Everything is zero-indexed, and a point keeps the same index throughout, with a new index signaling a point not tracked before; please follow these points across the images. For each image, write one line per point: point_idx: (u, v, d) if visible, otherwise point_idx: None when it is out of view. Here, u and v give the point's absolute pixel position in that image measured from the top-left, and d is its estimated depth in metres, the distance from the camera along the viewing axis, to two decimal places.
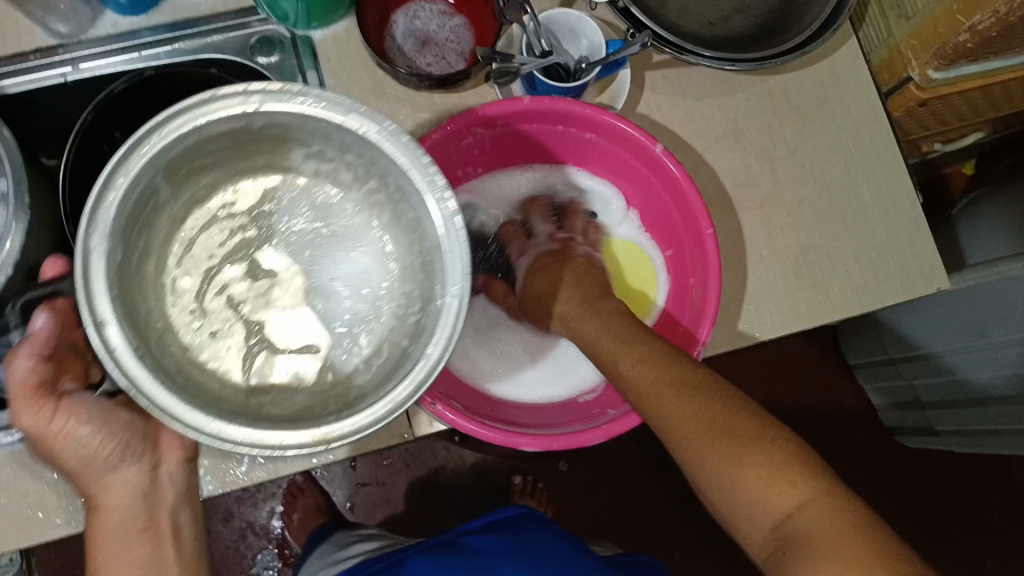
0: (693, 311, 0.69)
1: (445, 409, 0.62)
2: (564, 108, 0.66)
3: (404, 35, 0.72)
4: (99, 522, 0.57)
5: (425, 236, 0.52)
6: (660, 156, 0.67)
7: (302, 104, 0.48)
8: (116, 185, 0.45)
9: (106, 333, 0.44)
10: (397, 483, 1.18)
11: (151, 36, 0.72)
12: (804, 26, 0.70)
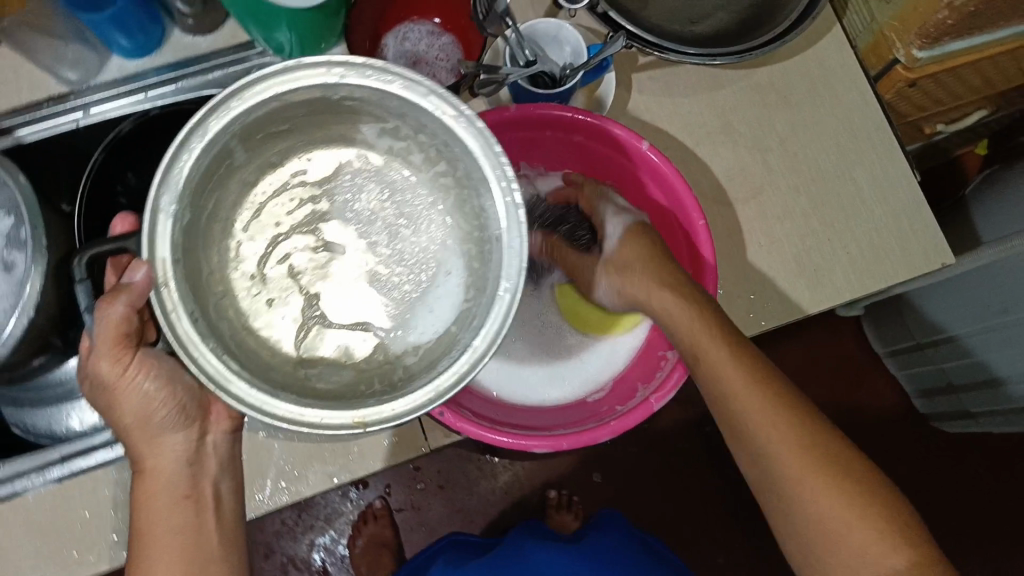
0: (690, 299, 0.70)
1: (456, 418, 0.63)
2: (549, 113, 0.67)
3: (396, 56, 0.74)
4: (146, 484, 0.59)
5: (485, 224, 0.55)
6: (647, 152, 0.69)
7: (378, 79, 0.50)
8: (191, 148, 0.48)
9: (163, 295, 0.47)
10: (432, 505, 1.22)
11: (156, 77, 0.76)
12: (783, 19, 0.71)
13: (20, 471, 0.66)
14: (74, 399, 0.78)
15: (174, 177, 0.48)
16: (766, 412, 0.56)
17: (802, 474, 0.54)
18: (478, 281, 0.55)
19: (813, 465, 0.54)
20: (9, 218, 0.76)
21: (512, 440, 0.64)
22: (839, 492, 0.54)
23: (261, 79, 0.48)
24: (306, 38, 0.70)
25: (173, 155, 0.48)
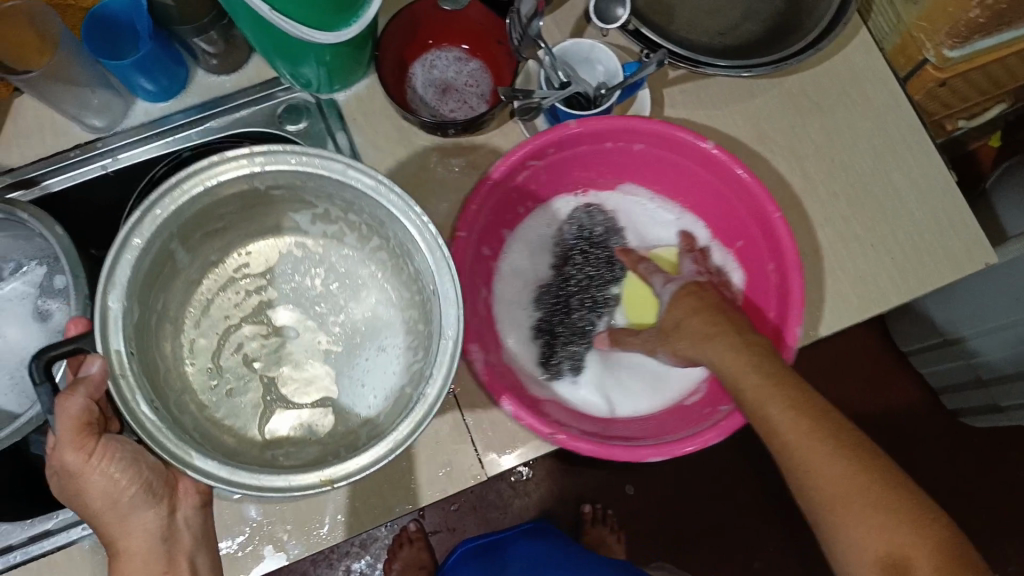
0: (777, 300, 0.68)
1: (566, 437, 0.62)
2: (609, 126, 0.67)
3: (424, 85, 0.74)
4: (123, 566, 0.56)
5: (422, 285, 0.60)
6: (713, 153, 0.68)
7: (295, 162, 0.55)
8: (133, 245, 0.53)
9: (120, 383, 0.50)
10: (468, 527, 1.18)
11: (181, 119, 0.74)
12: (812, 27, 0.71)
13: (76, 521, 0.69)
14: None
15: (122, 269, 0.52)
16: (804, 445, 0.54)
17: (843, 506, 0.53)
18: (423, 337, 0.60)
19: (846, 499, 0.53)
20: (42, 266, 0.78)
21: (615, 452, 0.62)
22: (879, 524, 0.52)
23: (186, 182, 0.53)
24: (335, 70, 0.69)
25: (115, 256, 0.52)
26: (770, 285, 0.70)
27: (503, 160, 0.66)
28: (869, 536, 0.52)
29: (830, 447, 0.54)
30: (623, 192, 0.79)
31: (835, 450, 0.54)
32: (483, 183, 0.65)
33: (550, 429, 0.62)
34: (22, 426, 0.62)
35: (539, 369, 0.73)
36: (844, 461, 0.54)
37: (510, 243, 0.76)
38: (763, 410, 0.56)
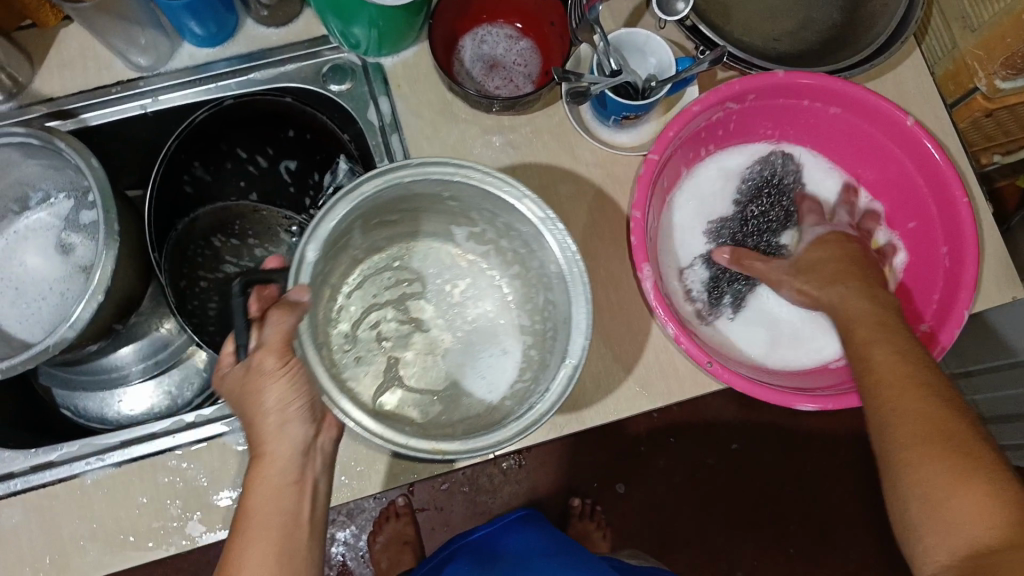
0: (945, 278, 0.65)
1: (723, 368, 0.60)
2: (797, 82, 0.64)
3: (472, 59, 0.73)
4: (260, 468, 0.53)
5: (551, 311, 0.60)
6: (913, 129, 0.64)
7: (486, 180, 0.55)
8: (337, 212, 0.53)
9: (299, 340, 0.54)
10: (456, 508, 1.13)
11: (226, 67, 0.73)
12: (868, 43, 0.70)
13: (79, 455, 0.68)
14: (119, 385, 0.80)
15: (319, 234, 0.53)
16: (897, 382, 0.54)
17: (917, 443, 0.52)
18: (540, 356, 0.61)
19: (922, 435, 0.52)
20: (70, 200, 0.77)
21: (766, 394, 0.60)
22: (950, 465, 0.51)
23: (369, 185, 0.54)
24: (386, 34, 0.68)
25: (326, 209, 0.53)
26: (936, 262, 0.66)
27: (686, 108, 0.63)
28: (933, 474, 0.51)
29: (925, 391, 0.54)
30: (806, 150, 0.72)
31: (930, 395, 0.53)
32: (687, 112, 0.63)
33: (710, 357, 0.60)
34: (38, 354, 0.61)
35: (693, 297, 0.69)
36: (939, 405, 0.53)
37: (682, 184, 0.70)
38: (868, 346, 0.57)
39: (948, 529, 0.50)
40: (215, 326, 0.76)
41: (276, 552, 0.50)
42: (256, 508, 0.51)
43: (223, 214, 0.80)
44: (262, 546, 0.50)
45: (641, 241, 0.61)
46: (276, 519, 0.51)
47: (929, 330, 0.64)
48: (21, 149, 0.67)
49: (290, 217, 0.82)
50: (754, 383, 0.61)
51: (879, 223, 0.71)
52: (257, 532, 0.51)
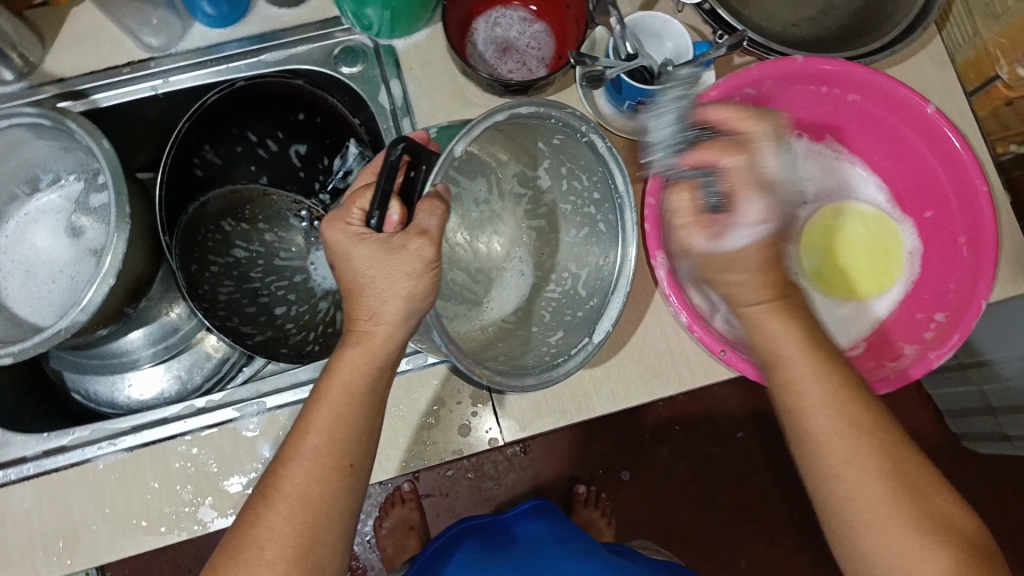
0: (967, 272, 0.63)
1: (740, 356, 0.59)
2: (817, 68, 0.64)
3: (485, 42, 0.72)
4: (340, 368, 0.51)
5: (598, 269, 0.62)
6: (933, 117, 0.63)
7: (593, 130, 0.56)
8: (496, 118, 0.52)
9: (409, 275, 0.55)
10: (461, 492, 1.13)
11: (236, 48, 0.73)
12: (890, 27, 0.69)
13: (92, 440, 0.69)
14: (127, 369, 0.80)
15: (471, 135, 0.51)
16: (840, 421, 0.52)
17: (864, 480, 0.51)
18: (588, 310, 0.62)
19: (873, 477, 0.51)
20: (81, 182, 0.77)
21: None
22: (893, 505, 0.51)
23: (522, 109, 0.53)
24: (399, 16, 0.67)
25: (491, 112, 0.52)
26: (959, 257, 0.65)
27: (715, 87, 0.62)
28: (878, 511, 0.51)
29: (867, 426, 0.52)
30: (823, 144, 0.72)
31: (876, 425, 0.53)
32: (703, 97, 0.62)
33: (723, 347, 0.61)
34: (50, 338, 0.62)
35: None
36: (882, 439, 0.52)
37: None
38: (800, 382, 0.54)
39: (898, 564, 0.50)
40: (226, 310, 0.73)
41: (341, 438, 0.50)
42: (332, 389, 0.51)
43: (231, 198, 0.80)
44: (329, 428, 0.50)
45: (654, 228, 0.62)
46: (347, 408, 0.51)
47: (946, 319, 0.63)
48: (32, 129, 0.67)
49: (300, 201, 0.82)
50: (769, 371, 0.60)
51: (891, 212, 0.71)
52: (328, 413, 0.50)
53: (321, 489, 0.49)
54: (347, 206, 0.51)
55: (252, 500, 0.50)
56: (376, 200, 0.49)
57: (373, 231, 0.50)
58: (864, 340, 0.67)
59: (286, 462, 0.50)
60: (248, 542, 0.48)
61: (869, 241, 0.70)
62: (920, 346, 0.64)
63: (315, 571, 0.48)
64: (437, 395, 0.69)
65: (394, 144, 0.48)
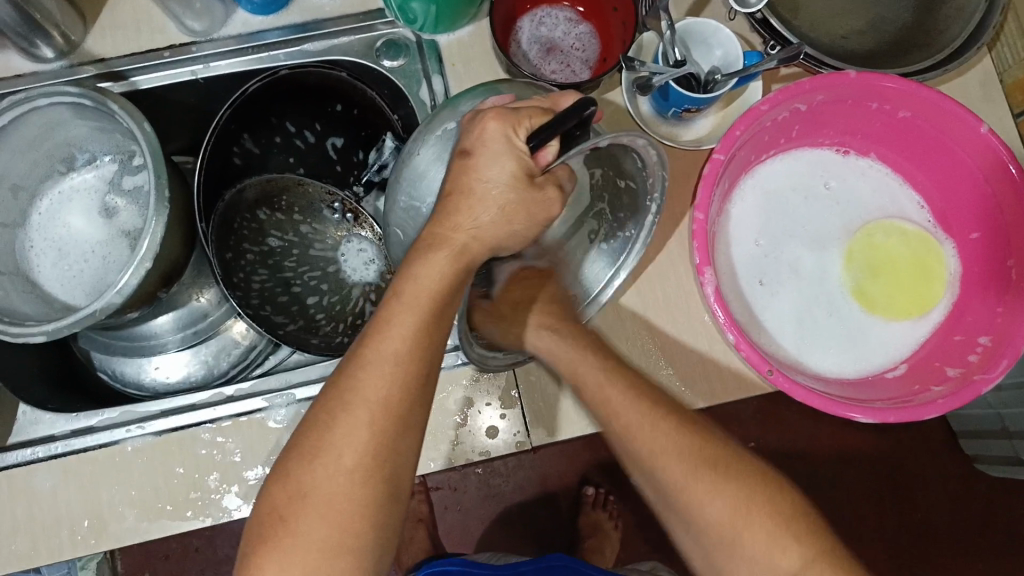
0: (1015, 295, 0.62)
1: (783, 377, 0.59)
2: (873, 84, 0.63)
3: (530, 41, 0.71)
4: (406, 286, 0.47)
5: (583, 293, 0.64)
6: (984, 136, 0.62)
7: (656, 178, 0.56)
8: (638, 145, 0.50)
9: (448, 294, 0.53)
10: (473, 488, 1.08)
11: (278, 36, 0.72)
12: (942, 46, 0.68)
13: (121, 422, 0.69)
14: (154, 352, 0.79)
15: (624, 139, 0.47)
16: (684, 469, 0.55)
17: (699, 495, 0.55)
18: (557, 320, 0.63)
19: (742, 514, 0.54)
20: (116, 163, 0.77)
21: (828, 404, 0.60)
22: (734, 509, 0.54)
23: (647, 145, 0.50)
24: (443, 13, 0.66)
25: (650, 143, 0.50)
26: (1006, 280, 0.64)
27: (765, 100, 0.62)
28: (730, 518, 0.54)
29: (684, 449, 0.56)
30: (868, 162, 0.71)
31: (674, 431, 0.56)
32: (754, 110, 0.62)
33: (769, 367, 0.59)
34: (84, 320, 0.61)
35: (749, 291, 0.67)
36: (672, 439, 0.56)
37: (737, 188, 0.69)
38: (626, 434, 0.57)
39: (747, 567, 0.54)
40: (259, 299, 0.72)
41: (419, 351, 0.47)
42: (411, 294, 0.47)
43: (267, 186, 0.77)
44: (407, 336, 0.47)
45: (704, 244, 0.61)
46: (426, 316, 0.47)
47: (991, 345, 0.62)
48: (72, 108, 0.67)
49: (334, 193, 0.80)
50: (814, 394, 0.60)
51: (935, 232, 0.70)
52: (405, 319, 0.47)
53: (402, 395, 0.47)
54: (519, 118, 0.47)
55: (323, 399, 0.47)
56: (547, 133, 0.45)
57: (529, 159, 0.47)
58: (904, 361, 0.67)
59: (361, 365, 0.46)
60: (326, 447, 0.46)
61: (911, 261, 0.69)
62: (962, 370, 0.63)
63: (391, 482, 0.47)
64: (464, 394, 0.69)
65: (592, 103, 0.45)
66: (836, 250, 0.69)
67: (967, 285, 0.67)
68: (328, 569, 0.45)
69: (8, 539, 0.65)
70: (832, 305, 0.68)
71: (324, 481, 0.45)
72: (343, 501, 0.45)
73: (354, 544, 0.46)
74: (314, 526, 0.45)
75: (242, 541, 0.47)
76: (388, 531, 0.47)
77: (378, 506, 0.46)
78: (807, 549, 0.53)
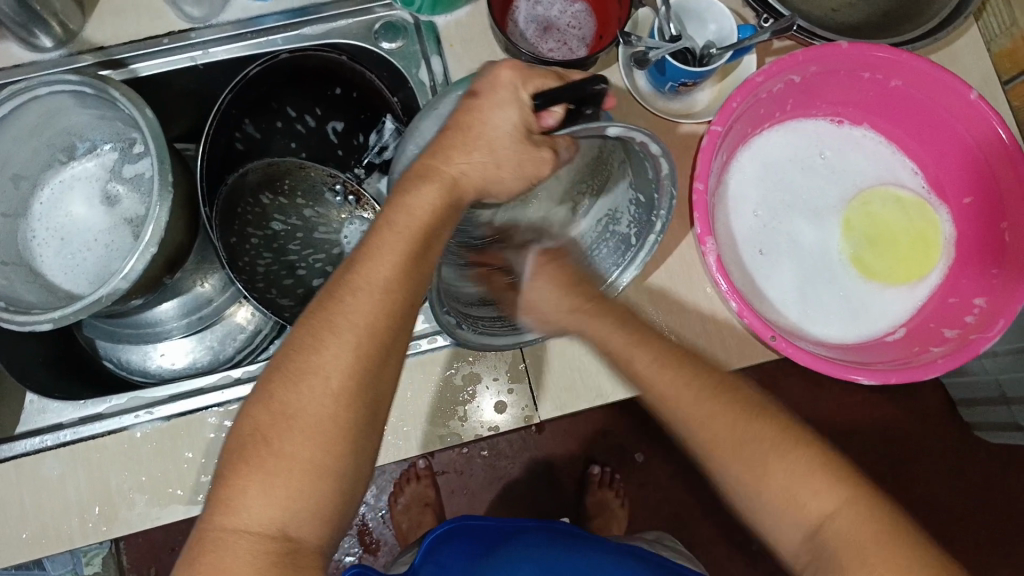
0: (1010, 256, 0.63)
1: (787, 342, 0.60)
2: (865, 53, 0.64)
3: (526, 21, 0.72)
4: (396, 213, 0.48)
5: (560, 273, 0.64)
6: (974, 102, 0.64)
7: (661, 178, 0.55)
8: (653, 146, 0.50)
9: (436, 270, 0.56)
10: (477, 472, 1.09)
11: (276, 21, 0.72)
12: (931, 15, 0.69)
13: (129, 409, 0.69)
14: (159, 339, 0.79)
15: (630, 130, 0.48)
16: (705, 411, 0.54)
17: (744, 468, 0.52)
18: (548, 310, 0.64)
19: (767, 473, 0.52)
20: (117, 151, 0.77)
21: (831, 366, 0.61)
22: (841, 504, 0.50)
23: (651, 146, 0.50)
24: None
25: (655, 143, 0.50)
26: (1002, 242, 0.65)
27: (761, 72, 0.63)
28: (740, 475, 0.53)
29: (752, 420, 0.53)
30: (863, 132, 0.72)
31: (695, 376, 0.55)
32: (750, 82, 0.63)
33: (773, 332, 0.60)
34: (91, 305, 0.62)
35: (750, 261, 0.68)
36: (713, 402, 0.54)
37: (736, 159, 0.70)
38: (674, 406, 0.55)
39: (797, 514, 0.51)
40: (264, 283, 0.73)
41: (407, 277, 0.47)
42: (401, 222, 0.48)
43: (269, 170, 0.74)
44: (396, 262, 0.47)
45: (705, 214, 0.62)
46: (416, 244, 0.48)
47: (987, 305, 0.64)
48: (74, 96, 0.67)
49: (335, 176, 0.76)
50: (818, 358, 0.61)
51: (931, 199, 0.71)
52: (394, 246, 0.47)
53: (388, 322, 0.47)
54: (534, 76, 0.51)
55: (307, 322, 0.46)
56: (555, 93, 0.49)
57: (529, 114, 0.50)
58: (902, 326, 0.68)
59: (350, 289, 0.46)
60: (313, 369, 0.45)
61: (907, 226, 0.71)
62: (960, 330, 0.64)
63: (371, 409, 0.46)
64: (471, 370, 0.70)
65: (601, 80, 0.49)
66: (833, 219, 0.71)
67: (962, 250, 0.69)
68: (310, 491, 0.44)
69: (19, 527, 0.65)
70: (831, 273, 0.70)
71: (309, 402, 0.44)
72: (328, 423, 0.44)
73: (334, 469, 0.44)
74: (297, 448, 0.44)
75: (215, 469, 0.45)
76: (364, 462, 0.46)
77: (359, 431, 0.45)
78: (836, 496, 0.51)
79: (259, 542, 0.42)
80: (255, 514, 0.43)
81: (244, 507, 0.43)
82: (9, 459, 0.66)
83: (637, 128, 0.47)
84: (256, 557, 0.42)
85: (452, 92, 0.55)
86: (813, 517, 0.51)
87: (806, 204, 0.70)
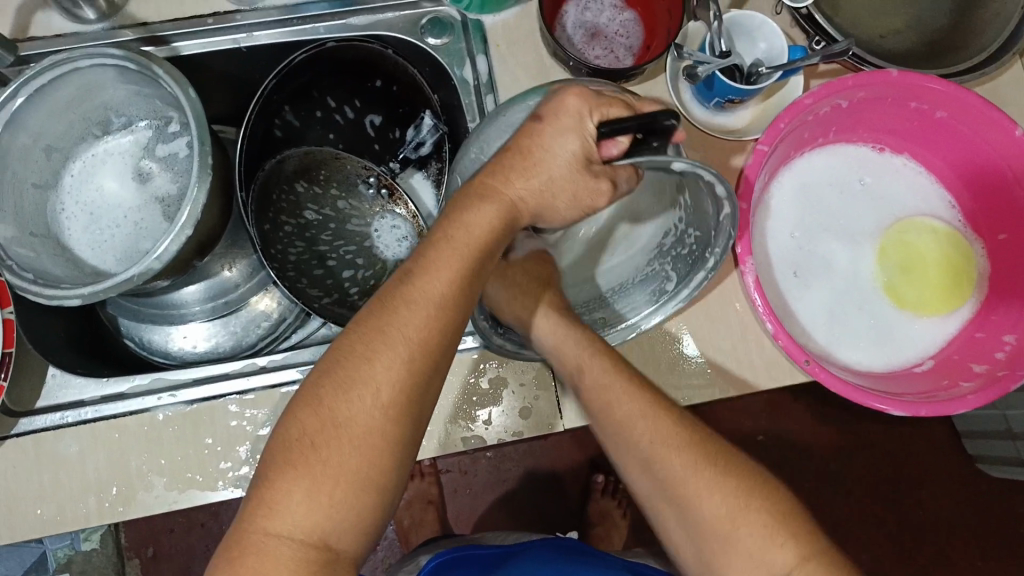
0: None
1: (819, 367, 0.61)
2: (914, 83, 0.64)
3: (574, 26, 0.72)
4: (454, 231, 0.48)
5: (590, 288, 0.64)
6: (1020, 140, 0.64)
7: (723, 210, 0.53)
8: (719, 183, 0.50)
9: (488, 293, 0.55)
10: (480, 472, 1.09)
11: (321, 8, 0.72)
12: (979, 49, 0.69)
13: (153, 390, 0.68)
14: (181, 321, 0.79)
15: (699, 165, 0.46)
16: (680, 467, 0.54)
17: (705, 490, 0.53)
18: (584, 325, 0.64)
19: (735, 521, 0.52)
20: (151, 129, 0.76)
21: (860, 394, 0.61)
22: (728, 513, 0.52)
23: (718, 185, 0.50)
24: None
25: (713, 178, 0.49)
26: None
27: (811, 94, 0.63)
28: (719, 514, 0.52)
29: (671, 425, 0.55)
30: (901, 161, 0.73)
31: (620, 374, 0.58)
32: (799, 104, 0.63)
33: (806, 357, 0.61)
34: (124, 284, 0.61)
35: (785, 283, 0.68)
36: (661, 417, 0.55)
37: (777, 179, 0.70)
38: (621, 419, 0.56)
39: (741, 564, 0.52)
40: (296, 272, 0.72)
41: (459, 298, 0.47)
42: (458, 240, 0.48)
43: (306, 159, 0.77)
44: (451, 279, 0.47)
45: (747, 234, 0.62)
46: (470, 263, 0.47)
47: (1017, 342, 0.64)
48: (116, 71, 0.66)
49: (370, 167, 0.78)
50: (848, 384, 0.62)
51: (965, 232, 0.72)
52: (450, 264, 0.47)
53: (440, 339, 0.46)
54: (600, 104, 0.49)
55: (358, 330, 0.46)
56: (622, 124, 0.47)
57: (591, 143, 0.48)
58: (931, 357, 0.69)
59: (405, 302, 0.46)
60: (364, 378, 0.44)
61: (942, 258, 0.71)
62: (989, 365, 0.65)
63: (415, 425, 0.46)
64: (499, 374, 0.70)
65: (673, 115, 0.45)
66: (869, 246, 0.71)
67: (994, 286, 0.69)
68: (353, 501, 0.43)
69: (34, 503, 0.65)
70: (863, 301, 0.70)
71: (357, 413, 0.44)
72: (377, 435, 0.44)
73: (378, 482, 0.44)
74: (344, 458, 0.43)
75: (258, 466, 0.45)
76: (400, 477, 0.46)
77: (404, 443, 0.45)
78: (803, 548, 0.51)
79: (301, 549, 0.42)
80: (300, 518, 0.42)
81: (286, 513, 0.42)
82: (29, 433, 0.66)
83: (704, 164, 0.46)
84: (299, 567, 0.42)
85: (519, 103, 0.55)
86: (778, 572, 0.51)
87: (841, 228, 0.71)
